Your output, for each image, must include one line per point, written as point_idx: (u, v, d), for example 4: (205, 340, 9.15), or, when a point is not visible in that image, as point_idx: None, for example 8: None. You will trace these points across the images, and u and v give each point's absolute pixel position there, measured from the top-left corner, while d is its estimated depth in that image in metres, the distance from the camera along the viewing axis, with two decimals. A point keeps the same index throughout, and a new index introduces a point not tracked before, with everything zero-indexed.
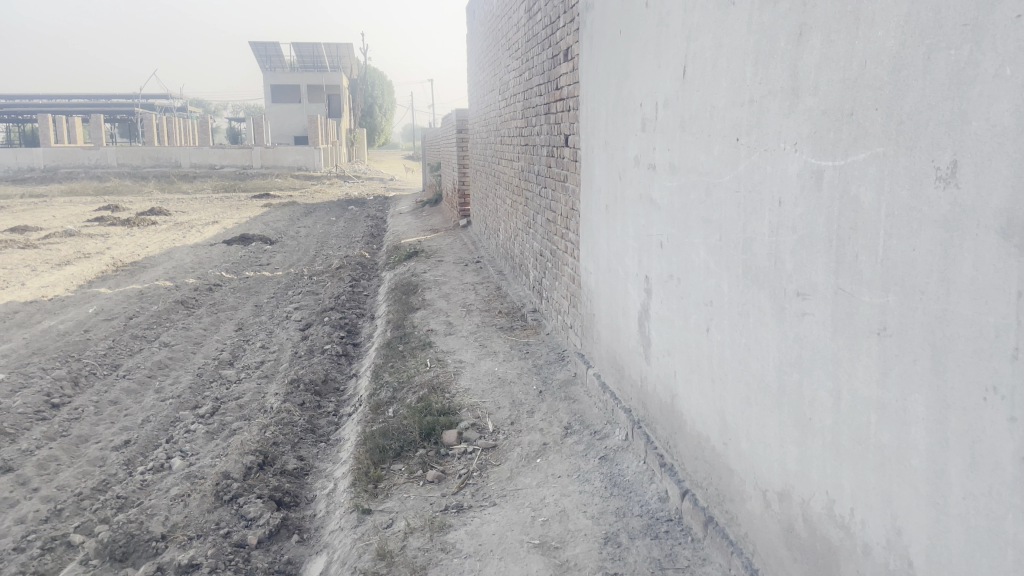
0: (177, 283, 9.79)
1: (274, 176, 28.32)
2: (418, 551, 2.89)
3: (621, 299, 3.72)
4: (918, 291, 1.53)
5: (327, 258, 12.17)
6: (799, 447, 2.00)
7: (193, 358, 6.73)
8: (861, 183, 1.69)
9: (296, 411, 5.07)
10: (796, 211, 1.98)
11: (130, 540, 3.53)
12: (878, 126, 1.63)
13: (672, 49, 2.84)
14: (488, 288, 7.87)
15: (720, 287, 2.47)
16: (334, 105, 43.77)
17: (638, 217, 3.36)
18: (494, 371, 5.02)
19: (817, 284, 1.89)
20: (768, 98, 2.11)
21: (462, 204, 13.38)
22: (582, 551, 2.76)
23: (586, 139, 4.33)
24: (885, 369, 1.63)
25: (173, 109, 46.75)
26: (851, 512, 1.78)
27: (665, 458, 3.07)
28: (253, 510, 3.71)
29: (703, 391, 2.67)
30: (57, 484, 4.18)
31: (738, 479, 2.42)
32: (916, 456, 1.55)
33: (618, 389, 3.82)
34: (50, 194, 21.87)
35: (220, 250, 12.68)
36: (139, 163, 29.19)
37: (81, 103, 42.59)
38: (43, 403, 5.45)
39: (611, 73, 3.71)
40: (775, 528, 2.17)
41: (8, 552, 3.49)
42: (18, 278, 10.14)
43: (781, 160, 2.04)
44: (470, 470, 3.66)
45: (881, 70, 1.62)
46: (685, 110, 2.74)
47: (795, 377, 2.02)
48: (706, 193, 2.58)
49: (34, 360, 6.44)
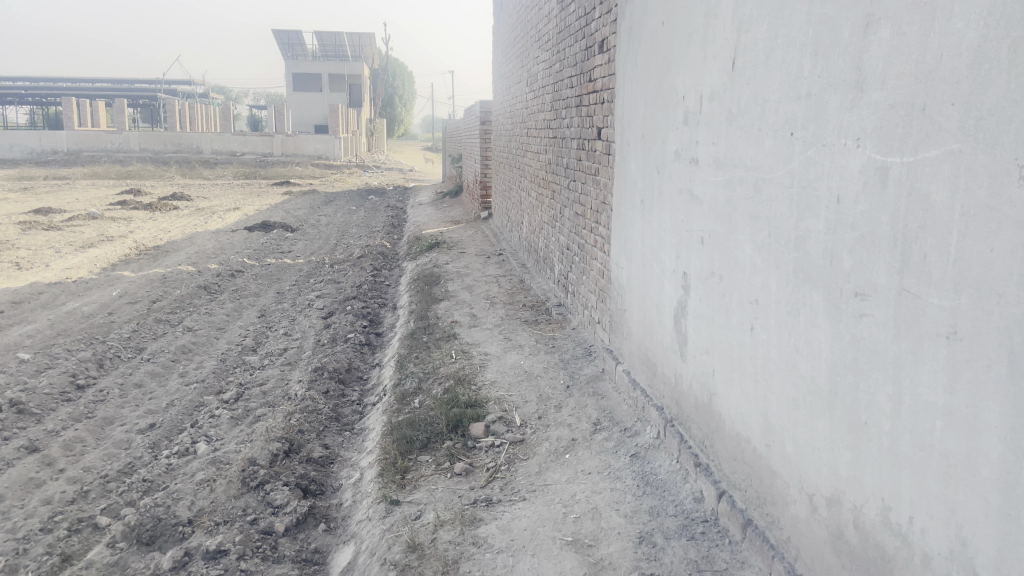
0: (200, 268, 9.82)
1: (293, 164, 28.35)
2: (449, 545, 2.86)
3: (655, 295, 3.66)
4: (994, 295, 1.48)
5: (348, 247, 12.15)
6: (852, 451, 1.95)
7: (217, 343, 6.74)
8: (933, 181, 1.64)
9: (320, 400, 5.06)
10: (857, 209, 1.92)
11: (156, 524, 3.52)
12: (953, 121, 1.57)
13: (721, 40, 2.78)
14: (510, 281, 7.83)
15: (768, 285, 2.42)
16: (355, 94, 43.79)
17: (677, 212, 3.30)
18: (520, 364, 4.98)
19: (878, 285, 1.83)
20: (828, 92, 2.05)
21: (483, 196, 13.33)
22: (617, 550, 2.71)
23: (622, 132, 4.28)
24: (953, 375, 1.58)
25: (195, 95, 46.92)
26: (910, 520, 1.73)
27: (700, 458, 3.03)
28: (280, 497, 3.69)
29: (745, 391, 2.62)
30: (83, 466, 4.19)
31: (781, 482, 2.37)
32: (986, 465, 1.50)
33: (649, 386, 3.76)
34: (72, 177, 21.99)
35: (241, 237, 12.69)
36: (162, 149, 29.34)
37: (104, 87, 42.86)
38: (69, 384, 5.46)
39: (652, 65, 3.65)
40: (823, 534, 2.12)
41: (35, 532, 3.49)
42: (42, 260, 10.18)
43: (841, 155, 1.98)
44: (498, 464, 3.62)
45: (959, 64, 1.56)
46: (733, 104, 2.69)
47: (850, 379, 1.96)
48: (754, 189, 2.52)
49: (58, 341, 6.46)
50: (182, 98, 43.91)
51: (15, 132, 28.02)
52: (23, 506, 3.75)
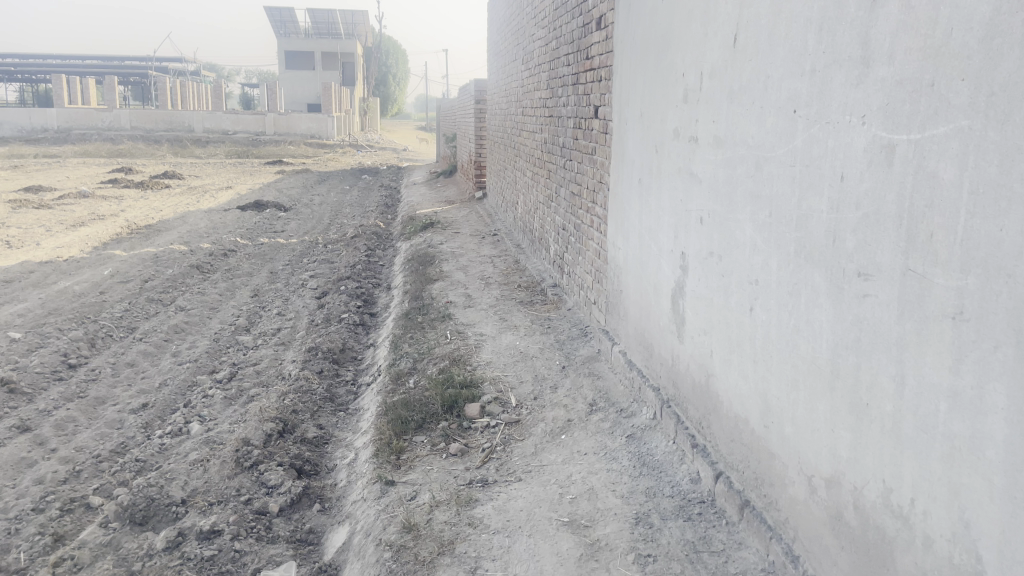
0: (192, 247, 9.74)
1: (286, 143, 28.10)
2: (445, 525, 2.85)
3: (653, 275, 3.64)
4: (1003, 274, 1.45)
5: (342, 227, 12.07)
6: (853, 433, 1.94)
7: (209, 323, 6.69)
8: (941, 159, 1.61)
9: (315, 379, 5.03)
10: (861, 187, 1.89)
11: (150, 503, 3.50)
12: (963, 98, 1.54)
13: (723, 16, 2.74)
14: (505, 262, 7.79)
15: (769, 266, 2.39)
16: (348, 73, 43.47)
17: (676, 192, 3.27)
18: (515, 345, 4.95)
19: (882, 265, 1.81)
20: (833, 68, 2.01)
21: (478, 176, 13.24)
22: (613, 531, 2.71)
23: (619, 111, 4.24)
24: (959, 356, 1.56)
25: (187, 73, 46.41)
26: (911, 502, 1.72)
27: (697, 439, 3.02)
28: (274, 477, 3.67)
29: (744, 371, 2.60)
30: (75, 446, 4.15)
31: (780, 463, 2.35)
32: (991, 447, 1.48)
33: (646, 366, 3.74)
34: (62, 156, 21.70)
35: (234, 216, 12.59)
36: (153, 127, 29.05)
37: (94, 63, 42.38)
38: (60, 363, 5.42)
39: (651, 42, 3.60)
40: (821, 515, 2.11)
41: (27, 512, 3.47)
42: (32, 239, 10.07)
43: (846, 132, 1.95)
44: (493, 444, 3.60)
45: (970, 38, 1.52)
46: (734, 81, 2.65)
47: (852, 360, 1.94)
48: (756, 167, 2.49)
49: (50, 321, 6.40)
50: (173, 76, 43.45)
51: (6, 110, 27.68)
52: (15, 486, 3.73)
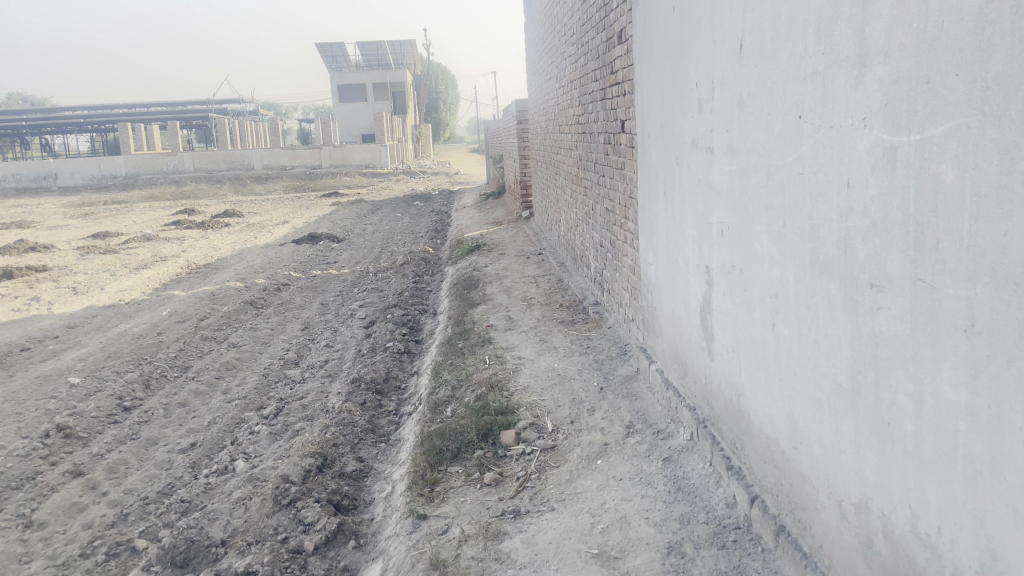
0: (247, 283, 9.93)
1: (342, 174, 28.59)
2: (472, 561, 2.80)
3: (682, 290, 3.52)
4: (1012, 282, 1.33)
5: (392, 254, 12.13)
6: (877, 455, 1.81)
7: (260, 359, 6.78)
8: (941, 160, 1.50)
9: (357, 411, 5.04)
10: (868, 193, 1.78)
11: (190, 545, 3.55)
12: (959, 94, 1.43)
13: (728, 21, 2.65)
14: (549, 281, 7.71)
15: (786, 278, 2.29)
16: (399, 102, 44.14)
17: (698, 205, 3.16)
18: (554, 367, 4.88)
19: (893, 276, 1.70)
20: (833, 70, 1.91)
21: (525, 196, 13.17)
22: (644, 563, 2.61)
23: (642, 125, 4.14)
24: (974, 372, 1.44)
25: (246, 113, 47.79)
26: (938, 530, 1.59)
27: (732, 461, 2.90)
28: (311, 514, 3.67)
29: (771, 390, 2.48)
30: (125, 488, 4.23)
31: (811, 486, 2.23)
32: (1013, 471, 1.36)
33: (681, 385, 3.63)
34: (129, 201, 22.46)
35: (288, 251, 12.80)
36: (215, 168, 29.86)
37: (158, 110, 44.00)
38: (115, 406, 5.56)
39: (665, 52, 3.50)
40: (853, 542, 1.99)
41: (75, 558, 3.53)
42: (98, 284, 10.41)
43: (849, 136, 1.85)
44: (528, 472, 3.53)
45: (962, 30, 1.41)
46: (743, 88, 2.55)
47: (871, 377, 1.82)
48: (768, 177, 2.39)
49: (108, 364, 6.58)
50: (232, 117, 44.80)
51: (76, 162, 28.82)
52: (66, 531, 3.81)
